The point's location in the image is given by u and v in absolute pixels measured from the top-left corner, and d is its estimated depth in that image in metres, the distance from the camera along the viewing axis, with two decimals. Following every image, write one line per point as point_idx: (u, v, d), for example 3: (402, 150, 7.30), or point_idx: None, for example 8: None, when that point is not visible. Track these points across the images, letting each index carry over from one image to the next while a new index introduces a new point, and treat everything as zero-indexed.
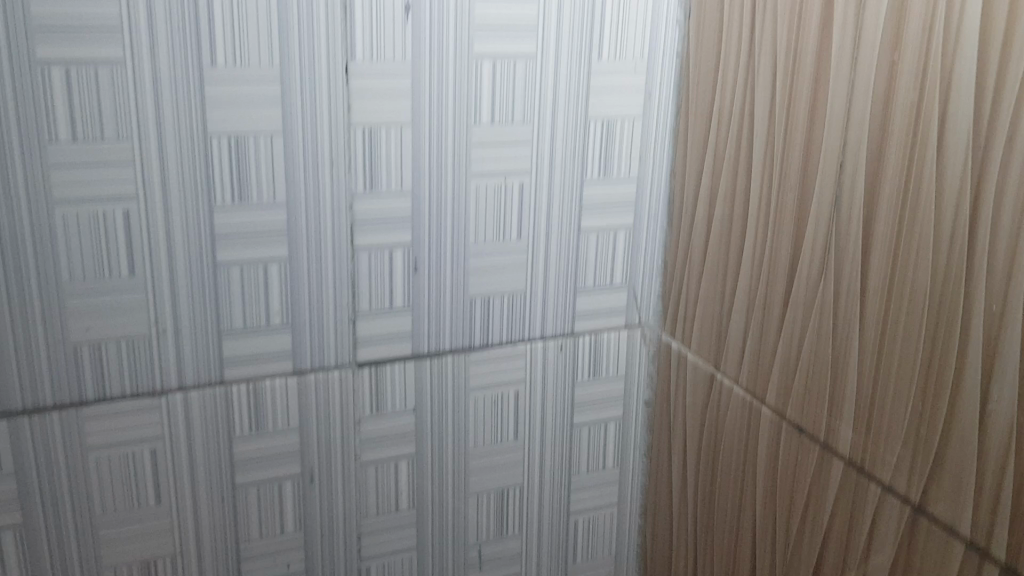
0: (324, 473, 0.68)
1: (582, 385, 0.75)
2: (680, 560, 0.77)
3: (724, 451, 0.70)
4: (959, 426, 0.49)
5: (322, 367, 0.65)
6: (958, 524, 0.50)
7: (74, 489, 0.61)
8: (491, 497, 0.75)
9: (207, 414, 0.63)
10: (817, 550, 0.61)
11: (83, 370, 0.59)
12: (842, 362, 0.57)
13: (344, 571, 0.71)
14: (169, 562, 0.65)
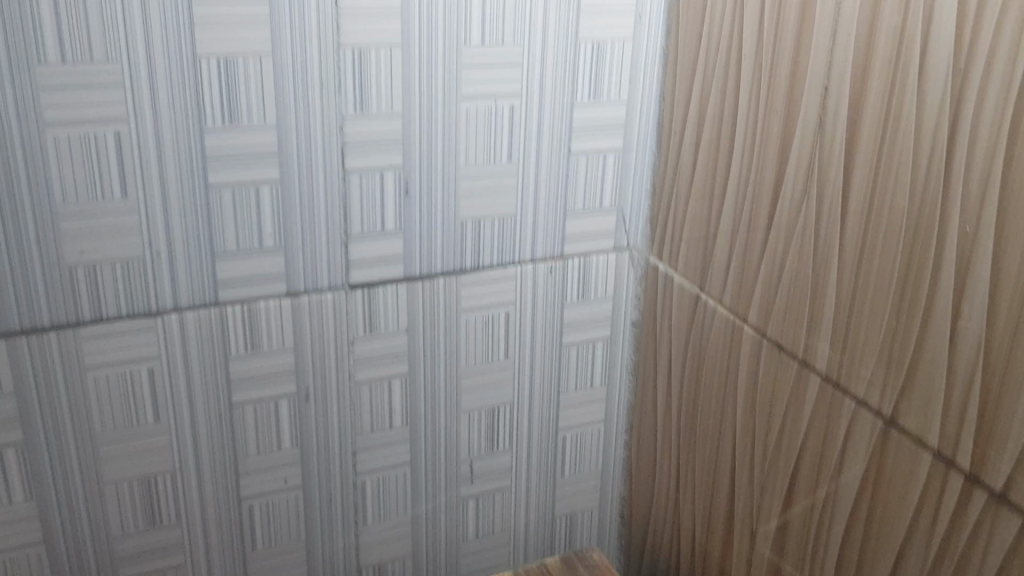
0: (319, 391, 0.69)
1: (571, 307, 0.77)
2: (664, 475, 0.80)
3: (707, 370, 0.72)
4: (931, 344, 0.51)
5: (315, 289, 0.67)
6: (927, 436, 0.52)
7: (73, 407, 0.63)
8: (481, 415, 0.77)
9: (203, 334, 0.64)
10: (793, 461, 0.63)
11: (79, 291, 0.60)
12: (821, 282, 0.59)
13: (340, 485, 0.73)
14: (169, 477, 0.67)
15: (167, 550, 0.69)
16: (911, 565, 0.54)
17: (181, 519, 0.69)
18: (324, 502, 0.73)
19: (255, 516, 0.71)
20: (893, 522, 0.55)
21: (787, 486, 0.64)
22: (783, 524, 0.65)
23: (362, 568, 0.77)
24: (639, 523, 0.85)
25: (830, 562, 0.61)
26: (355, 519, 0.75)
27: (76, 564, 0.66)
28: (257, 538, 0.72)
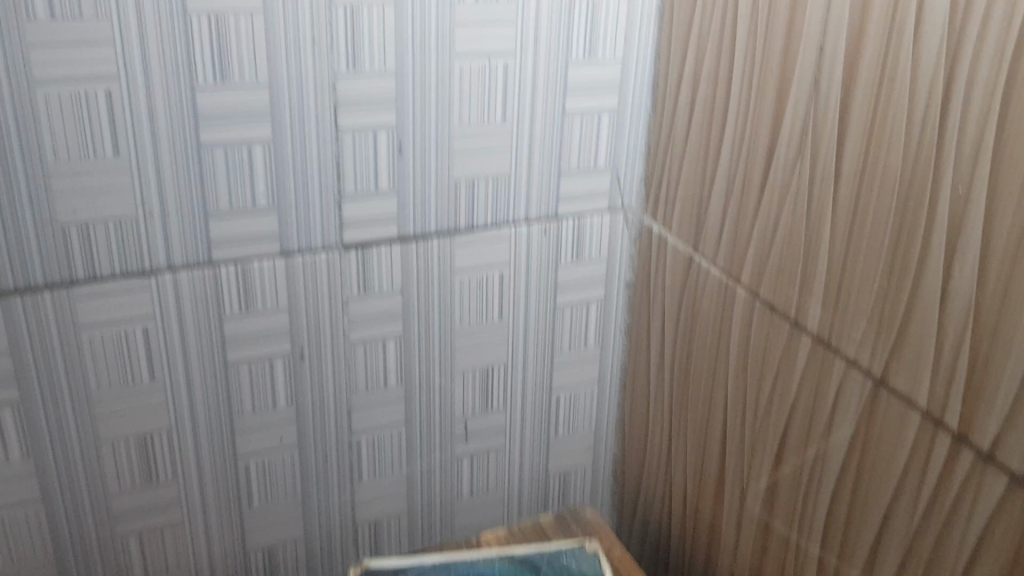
0: (314, 351, 0.70)
1: (565, 268, 0.77)
2: (656, 435, 0.80)
3: (700, 330, 0.72)
4: (921, 306, 0.51)
5: (309, 249, 0.67)
6: (916, 397, 0.53)
7: (69, 366, 0.63)
8: (476, 375, 0.77)
9: (197, 294, 0.64)
10: (784, 421, 0.64)
11: (73, 251, 0.60)
12: (814, 243, 0.59)
13: (336, 444, 0.74)
14: (165, 435, 0.68)
15: (164, 508, 0.70)
16: (898, 522, 0.55)
17: (178, 477, 0.69)
18: (320, 460, 0.74)
19: (251, 474, 0.72)
20: (882, 481, 0.56)
21: (777, 445, 0.65)
22: (774, 483, 0.66)
23: (358, 525, 0.78)
24: (631, 481, 0.86)
25: (818, 520, 0.62)
26: (351, 477, 0.76)
27: (74, 520, 0.67)
28: (253, 495, 0.73)
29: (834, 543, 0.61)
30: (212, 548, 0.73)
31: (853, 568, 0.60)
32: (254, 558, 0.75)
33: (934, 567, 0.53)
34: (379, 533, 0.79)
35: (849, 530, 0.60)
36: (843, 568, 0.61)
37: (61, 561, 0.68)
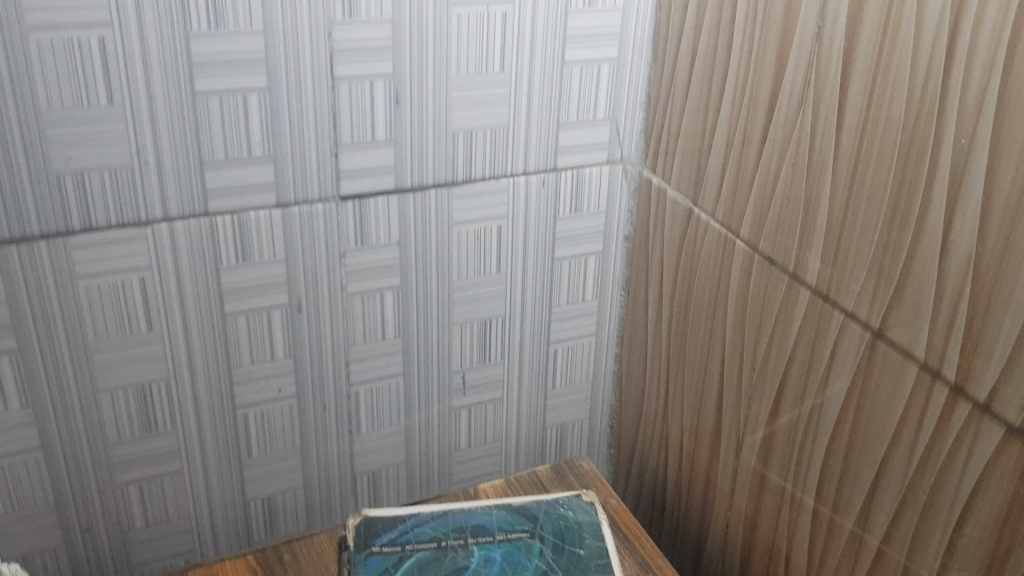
0: (311, 302, 0.70)
1: (564, 220, 0.77)
2: (654, 388, 0.81)
3: (698, 283, 0.72)
4: (921, 258, 0.51)
5: (305, 200, 0.66)
6: (913, 349, 0.53)
7: (66, 316, 0.63)
8: (474, 327, 0.77)
9: (193, 244, 0.64)
10: (781, 374, 0.64)
11: (68, 200, 0.60)
12: (814, 195, 0.58)
13: (334, 395, 0.74)
14: (163, 386, 0.68)
15: (163, 457, 0.71)
16: (892, 473, 0.56)
17: (177, 427, 0.70)
18: (318, 411, 0.74)
19: (250, 424, 0.72)
20: (877, 433, 0.56)
21: (773, 397, 0.65)
22: (770, 435, 0.67)
23: (357, 475, 0.79)
24: (628, 433, 0.87)
25: (813, 471, 0.63)
26: (349, 428, 0.76)
27: (74, 469, 0.68)
28: (252, 445, 0.73)
29: (828, 494, 0.62)
30: (212, 497, 0.74)
31: (846, 519, 0.60)
32: (254, 507, 0.76)
33: (927, 517, 0.54)
34: (378, 483, 0.80)
35: (843, 481, 0.60)
36: (837, 518, 0.61)
37: (62, 509, 0.68)
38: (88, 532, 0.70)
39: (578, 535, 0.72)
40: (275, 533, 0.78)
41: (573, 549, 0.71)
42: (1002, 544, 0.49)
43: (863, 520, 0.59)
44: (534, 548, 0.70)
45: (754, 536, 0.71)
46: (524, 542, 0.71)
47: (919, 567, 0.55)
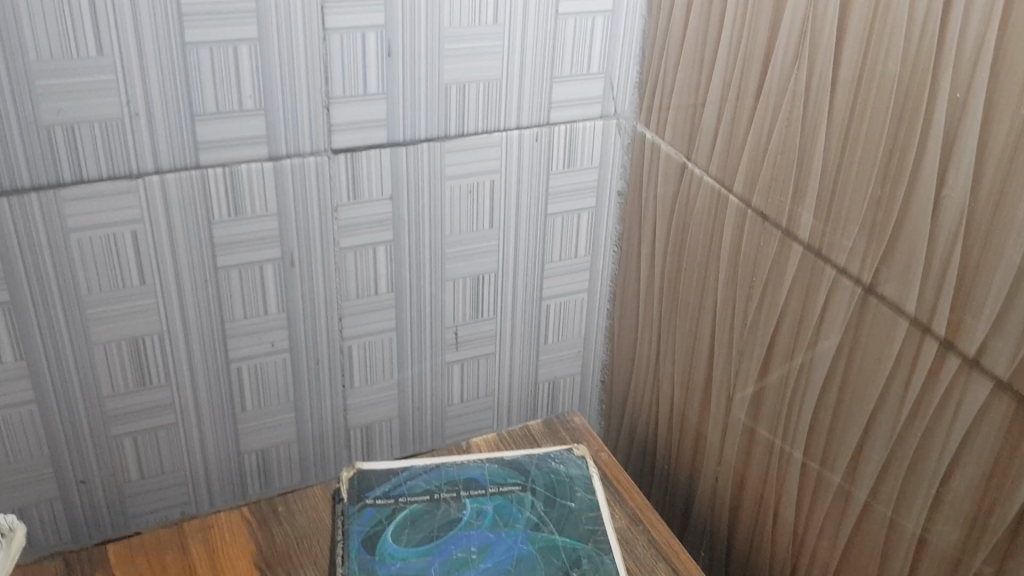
0: (304, 257, 0.70)
1: (557, 176, 0.76)
2: (645, 344, 0.81)
3: (690, 239, 0.72)
4: (914, 213, 0.51)
5: (297, 153, 0.66)
6: (904, 303, 0.53)
7: (58, 268, 0.63)
8: (467, 283, 0.77)
9: (185, 197, 0.64)
10: (772, 329, 0.65)
11: (58, 152, 0.59)
12: (808, 150, 0.58)
13: (328, 350, 0.74)
14: (156, 339, 0.68)
15: (157, 411, 0.71)
16: (880, 427, 0.56)
17: (170, 381, 0.70)
18: (312, 365, 0.74)
19: (243, 379, 0.72)
20: (866, 387, 0.57)
21: (764, 353, 0.66)
22: (760, 390, 0.67)
23: (350, 429, 0.79)
24: (619, 389, 0.88)
25: (802, 425, 0.63)
26: (343, 383, 0.77)
27: (68, 422, 0.68)
28: (245, 399, 0.73)
29: (816, 448, 0.63)
30: (206, 451, 0.74)
31: (834, 472, 0.61)
32: (248, 461, 0.76)
33: (914, 470, 0.54)
34: (371, 437, 0.81)
35: (832, 435, 0.61)
36: (825, 472, 0.62)
37: (57, 462, 0.69)
38: (83, 485, 0.71)
39: (569, 489, 0.73)
40: (270, 487, 0.79)
41: (564, 502, 0.71)
42: (988, 496, 0.50)
43: (851, 474, 0.60)
44: (525, 501, 0.71)
45: (742, 490, 0.72)
46: (516, 495, 0.72)
47: (905, 519, 0.56)
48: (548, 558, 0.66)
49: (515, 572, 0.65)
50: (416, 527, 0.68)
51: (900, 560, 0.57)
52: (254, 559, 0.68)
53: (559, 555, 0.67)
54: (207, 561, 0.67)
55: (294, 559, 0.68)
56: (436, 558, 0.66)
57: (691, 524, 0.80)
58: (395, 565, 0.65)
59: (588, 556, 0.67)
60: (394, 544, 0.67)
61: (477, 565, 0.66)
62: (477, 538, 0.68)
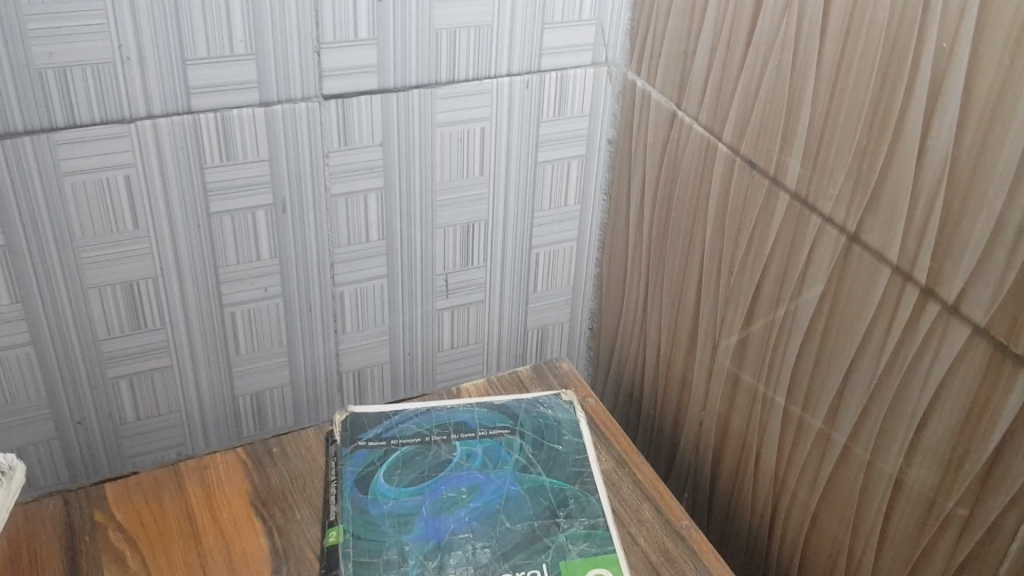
0: (295, 203, 0.70)
1: (547, 123, 0.77)
2: (633, 292, 0.82)
3: (679, 188, 0.73)
4: (899, 160, 0.52)
5: (288, 99, 0.66)
6: (887, 251, 0.54)
7: (52, 212, 0.63)
8: (457, 230, 0.78)
9: (177, 142, 0.64)
10: (757, 278, 0.66)
11: (51, 97, 0.60)
12: (796, 99, 0.59)
13: (320, 295, 0.75)
14: (151, 284, 0.69)
15: (152, 353, 0.72)
16: (860, 372, 0.58)
17: (165, 324, 0.71)
18: (304, 309, 0.76)
19: (237, 323, 0.74)
20: (848, 332, 0.58)
21: (749, 301, 0.67)
22: (744, 337, 0.69)
23: (342, 373, 0.81)
24: (607, 335, 0.89)
25: (785, 371, 0.65)
26: (335, 327, 0.78)
27: (64, 363, 0.69)
28: (239, 343, 0.75)
29: (798, 393, 0.64)
30: (201, 393, 0.76)
31: (815, 417, 0.63)
32: (242, 403, 0.78)
33: (892, 414, 0.56)
34: (363, 381, 0.82)
35: (814, 380, 0.62)
36: (806, 416, 0.64)
37: (54, 403, 0.70)
38: (81, 426, 0.72)
39: (557, 432, 0.74)
40: (263, 428, 0.80)
41: (551, 445, 0.73)
42: (962, 441, 0.51)
43: (831, 418, 0.61)
44: (514, 444, 0.73)
45: (726, 434, 0.73)
46: (505, 438, 0.73)
47: (882, 462, 0.57)
48: (536, 499, 0.68)
49: (504, 511, 0.67)
50: (407, 468, 0.70)
51: (877, 501, 0.59)
52: (249, 498, 0.69)
53: (546, 496, 0.68)
54: (203, 500, 0.69)
55: (288, 498, 0.70)
56: (427, 498, 0.68)
57: (676, 467, 0.82)
58: (387, 504, 0.67)
59: (574, 497, 0.69)
60: (386, 484, 0.69)
61: (466, 504, 0.68)
62: (467, 479, 0.70)
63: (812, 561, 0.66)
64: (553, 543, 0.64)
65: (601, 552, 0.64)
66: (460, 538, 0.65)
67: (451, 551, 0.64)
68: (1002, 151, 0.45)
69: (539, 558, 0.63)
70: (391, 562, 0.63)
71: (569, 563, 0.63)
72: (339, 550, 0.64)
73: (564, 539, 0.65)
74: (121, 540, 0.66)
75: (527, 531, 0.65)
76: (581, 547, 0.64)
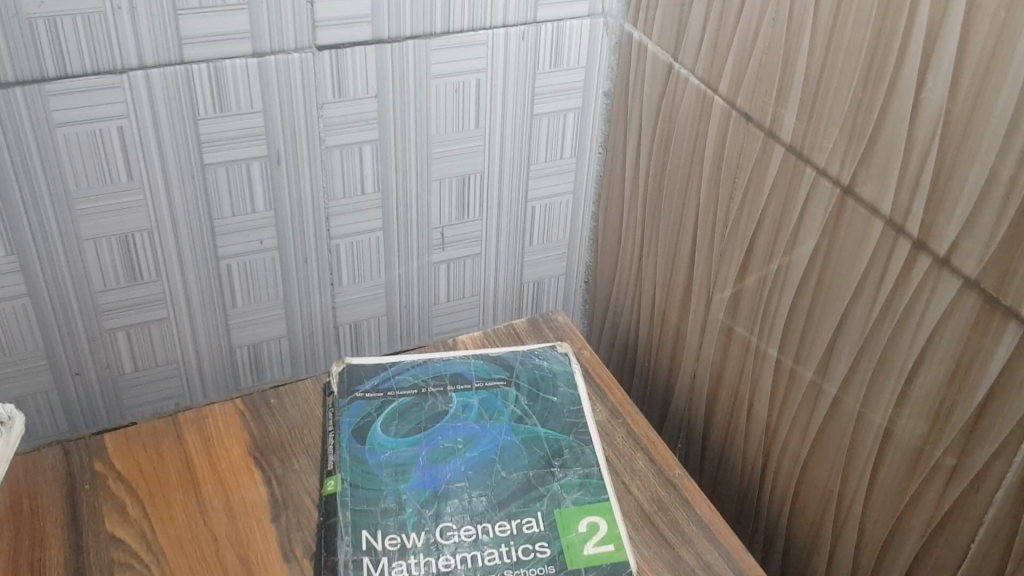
0: (290, 154, 0.70)
1: (543, 75, 0.76)
2: (629, 244, 0.83)
3: (675, 141, 0.72)
4: (893, 113, 0.52)
5: (282, 50, 0.65)
6: (880, 204, 0.54)
7: (46, 163, 0.63)
8: (452, 183, 0.78)
9: (171, 93, 0.64)
10: (752, 231, 0.66)
11: (42, 47, 0.59)
12: (793, 50, 0.58)
13: (316, 247, 0.76)
14: (146, 236, 0.69)
15: (149, 305, 0.72)
16: (851, 324, 0.58)
17: (161, 275, 0.71)
18: (300, 261, 0.76)
19: (233, 275, 0.74)
20: (840, 285, 0.58)
21: (743, 255, 0.67)
22: (738, 290, 0.69)
23: (339, 325, 0.81)
24: (603, 288, 0.90)
25: (778, 324, 0.65)
26: (331, 280, 0.78)
27: (61, 315, 0.69)
28: (236, 295, 0.75)
29: (790, 345, 0.65)
30: (198, 344, 0.76)
31: (806, 369, 0.63)
32: (240, 355, 0.78)
33: (882, 366, 0.56)
34: (359, 333, 0.82)
35: (806, 332, 0.63)
36: (798, 368, 0.64)
37: (52, 353, 0.71)
38: (79, 377, 0.73)
39: (552, 384, 0.75)
40: (261, 379, 0.81)
41: (547, 396, 0.74)
42: (951, 392, 0.52)
43: (822, 369, 0.62)
44: (510, 395, 0.73)
45: (719, 385, 0.74)
46: (501, 389, 0.74)
47: (872, 413, 0.58)
48: (531, 449, 0.69)
49: (499, 461, 0.68)
50: (404, 419, 0.71)
51: (866, 451, 0.59)
52: (247, 448, 0.70)
53: (542, 446, 0.69)
54: (202, 450, 0.70)
55: (286, 448, 0.71)
56: (424, 448, 0.69)
57: (670, 418, 0.83)
58: (385, 454, 0.68)
59: (569, 447, 0.69)
60: (383, 434, 0.70)
61: (462, 454, 0.68)
62: (463, 430, 0.70)
63: (802, 510, 0.67)
64: (548, 492, 0.65)
65: (595, 500, 0.65)
66: (457, 487, 0.66)
67: (448, 500, 0.65)
68: (995, 105, 0.45)
69: (535, 506, 0.64)
70: (388, 511, 0.64)
71: (563, 511, 0.64)
72: (337, 499, 0.65)
73: (559, 488, 0.66)
74: (122, 490, 0.66)
75: (523, 480, 0.66)
76: (576, 496, 0.65)
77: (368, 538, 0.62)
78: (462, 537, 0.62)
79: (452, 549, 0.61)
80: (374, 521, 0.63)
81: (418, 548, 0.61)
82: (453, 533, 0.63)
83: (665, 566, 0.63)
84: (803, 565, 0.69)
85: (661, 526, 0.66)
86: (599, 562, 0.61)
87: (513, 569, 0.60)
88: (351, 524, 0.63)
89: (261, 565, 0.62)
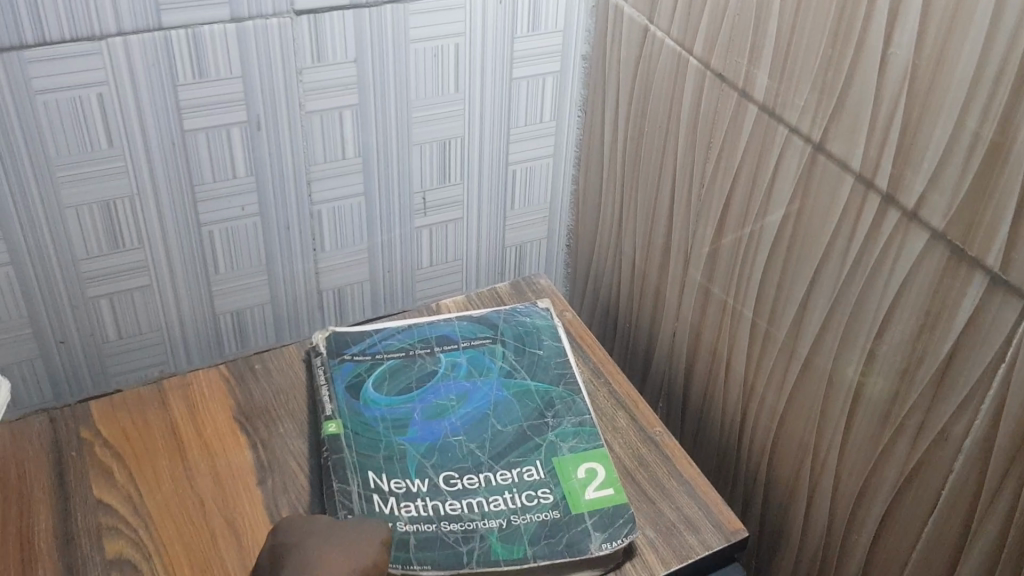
0: (270, 121, 0.71)
1: (521, 40, 0.77)
2: (609, 207, 0.84)
3: (653, 103, 0.73)
4: (862, 68, 0.52)
5: (260, 16, 0.66)
6: (849, 160, 0.55)
7: (26, 131, 0.63)
8: (433, 147, 0.79)
9: (150, 59, 0.64)
10: (727, 192, 0.67)
11: (19, 14, 0.59)
12: (763, 10, 0.59)
13: (297, 213, 0.76)
14: (127, 203, 0.69)
15: (131, 272, 0.73)
16: (822, 279, 0.59)
17: (143, 243, 0.72)
18: (283, 229, 0.77)
19: (215, 241, 0.74)
20: (811, 242, 0.59)
21: (719, 215, 0.68)
22: (715, 250, 0.70)
23: (322, 291, 0.82)
24: (584, 251, 0.91)
25: (752, 282, 0.66)
26: (313, 246, 0.79)
27: (44, 284, 0.70)
28: (218, 261, 0.76)
29: (765, 303, 0.66)
30: (182, 311, 0.77)
31: (781, 326, 0.65)
32: (223, 321, 0.79)
33: (853, 320, 0.58)
34: (343, 298, 0.83)
35: (780, 289, 0.64)
36: (772, 327, 0.65)
37: (34, 322, 0.71)
38: (63, 344, 0.74)
39: (537, 338, 0.76)
40: (245, 346, 0.82)
41: (533, 350, 0.75)
42: (919, 344, 0.53)
43: (796, 326, 0.63)
44: (498, 351, 0.74)
45: (698, 343, 0.75)
46: (488, 347, 0.75)
47: (844, 367, 0.59)
48: (524, 401, 0.70)
49: (494, 414, 0.69)
50: (396, 378, 0.72)
51: (839, 405, 0.61)
52: (232, 413, 0.71)
53: (533, 398, 0.70)
54: (187, 416, 0.71)
55: (272, 413, 0.72)
56: (418, 405, 0.70)
57: (650, 378, 0.84)
58: (381, 411, 0.69)
59: (560, 397, 0.71)
60: (377, 393, 0.70)
61: (457, 409, 0.69)
62: (455, 387, 0.71)
63: (779, 464, 0.69)
64: (544, 441, 0.67)
65: (590, 446, 0.67)
66: (455, 440, 0.67)
67: (447, 451, 0.66)
68: (960, 57, 0.46)
69: (533, 455, 0.66)
70: (391, 462, 0.65)
71: (561, 459, 0.65)
72: (340, 453, 0.65)
73: (554, 437, 0.67)
74: (108, 456, 0.67)
75: (518, 431, 0.68)
76: (572, 444, 0.67)
77: (374, 489, 0.63)
78: (465, 485, 0.63)
79: (456, 495, 0.63)
80: (378, 470, 0.64)
81: (424, 497, 0.62)
82: (457, 481, 0.64)
83: (645, 520, 0.64)
84: (780, 518, 0.70)
85: (645, 481, 0.67)
86: (602, 505, 0.62)
87: (518, 514, 0.61)
88: (356, 477, 0.63)
89: (247, 527, 0.63)
